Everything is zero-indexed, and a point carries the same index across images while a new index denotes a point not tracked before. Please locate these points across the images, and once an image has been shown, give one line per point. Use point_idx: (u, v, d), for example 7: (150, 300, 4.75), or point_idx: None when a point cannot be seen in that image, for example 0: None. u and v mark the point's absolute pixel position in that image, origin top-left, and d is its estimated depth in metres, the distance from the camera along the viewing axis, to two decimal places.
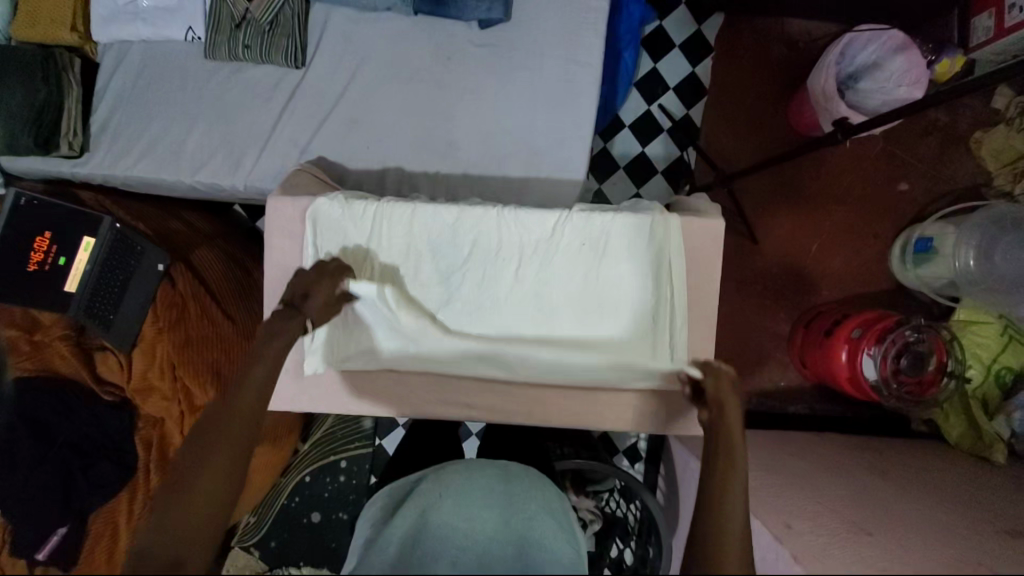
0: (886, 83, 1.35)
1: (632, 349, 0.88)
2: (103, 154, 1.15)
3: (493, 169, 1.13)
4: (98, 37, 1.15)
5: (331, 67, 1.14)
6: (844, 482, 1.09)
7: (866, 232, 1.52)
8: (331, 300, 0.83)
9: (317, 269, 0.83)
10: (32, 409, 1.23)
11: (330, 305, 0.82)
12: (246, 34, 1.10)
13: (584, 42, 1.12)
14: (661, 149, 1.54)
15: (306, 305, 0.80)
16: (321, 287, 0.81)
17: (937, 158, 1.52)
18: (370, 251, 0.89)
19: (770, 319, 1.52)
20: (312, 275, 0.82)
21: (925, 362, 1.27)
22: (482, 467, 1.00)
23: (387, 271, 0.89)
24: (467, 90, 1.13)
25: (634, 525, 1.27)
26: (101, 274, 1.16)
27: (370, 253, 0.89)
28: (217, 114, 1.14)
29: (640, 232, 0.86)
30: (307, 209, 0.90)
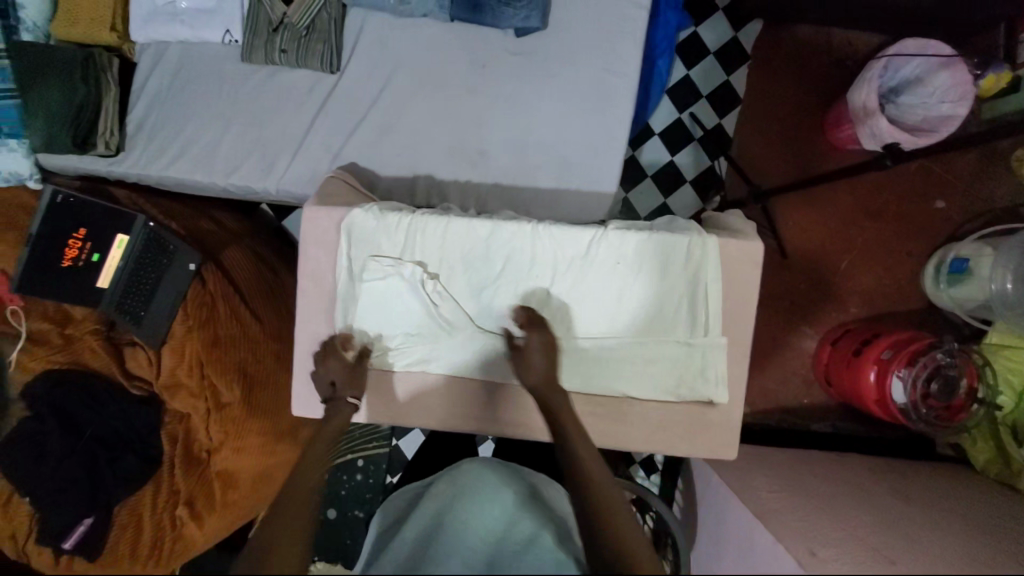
0: (929, 99, 1.32)
1: (668, 368, 0.87)
2: (139, 153, 1.17)
3: (525, 179, 1.12)
4: (136, 37, 1.16)
5: (365, 72, 1.14)
6: (869, 505, 1.06)
7: (898, 250, 1.49)
8: (349, 365, 0.90)
9: (328, 351, 0.90)
10: (61, 401, 1.25)
11: (354, 372, 0.89)
12: (283, 38, 1.11)
13: (621, 52, 1.11)
14: (691, 159, 1.52)
15: (338, 390, 0.88)
16: (333, 366, 0.89)
17: (974, 176, 1.48)
18: (402, 268, 0.88)
19: (794, 335, 1.50)
20: (321, 363, 0.90)
21: (957, 386, 1.22)
22: (487, 470, 0.97)
23: (421, 285, 0.88)
24: (500, 98, 1.12)
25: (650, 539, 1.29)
26: (134, 272, 1.19)
27: (401, 268, 0.88)
28: (252, 117, 1.15)
29: (677, 250, 0.85)
30: (339, 222, 0.91)
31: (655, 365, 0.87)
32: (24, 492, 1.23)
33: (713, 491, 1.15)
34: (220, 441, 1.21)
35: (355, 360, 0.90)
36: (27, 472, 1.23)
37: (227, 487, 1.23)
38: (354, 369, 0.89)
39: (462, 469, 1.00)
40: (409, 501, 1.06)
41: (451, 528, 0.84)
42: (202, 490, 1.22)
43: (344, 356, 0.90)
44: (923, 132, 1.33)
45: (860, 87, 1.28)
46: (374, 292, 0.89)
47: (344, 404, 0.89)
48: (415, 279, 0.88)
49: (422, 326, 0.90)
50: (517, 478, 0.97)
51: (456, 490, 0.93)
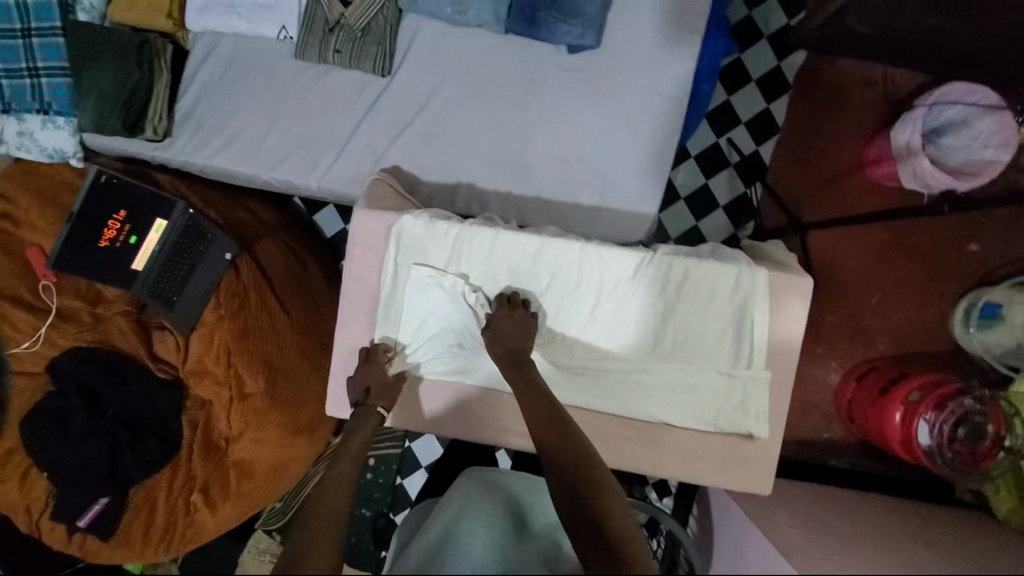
0: (972, 143, 1.31)
1: (707, 395, 0.90)
2: (184, 141, 1.18)
3: (566, 195, 1.12)
4: (191, 26, 1.17)
5: (415, 77, 1.14)
6: (890, 548, 1.05)
7: (929, 290, 1.48)
8: (386, 375, 0.94)
9: (369, 357, 0.94)
10: (88, 378, 1.26)
11: (389, 383, 0.93)
12: (337, 38, 1.12)
13: (672, 75, 1.10)
14: (726, 183, 1.52)
15: (371, 398, 0.92)
16: (372, 374, 0.93)
17: (1012, 221, 1.46)
18: (444, 278, 0.93)
19: (818, 368, 1.49)
20: (362, 368, 0.93)
21: (983, 433, 1.22)
22: (484, 484, 0.96)
23: (461, 299, 0.93)
24: (548, 113, 1.12)
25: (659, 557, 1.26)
26: (171, 256, 1.20)
27: (445, 279, 0.93)
28: (299, 114, 1.16)
29: (723, 280, 0.88)
30: (393, 229, 0.94)
31: (692, 392, 0.91)
32: (44, 467, 1.24)
33: (737, 523, 1.12)
34: (240, 431, 1.20)
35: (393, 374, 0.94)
36: (49, 447, 1.24)
37: (242, 477, 1.21)
38: (392, 382, 0.93)
39: (482, 491, 0.94)
40: (419, 517, 1.02)
41: (460, 551, 0.77)
42: (218, 479, 1.22)
43: (382, 365, 0.94)
44: (966, 175, 1.32)
45: (903, 126, 1.28)
46: (423, 302, 0.94)
47: (374, 413, 0.92)
48: (449, 286, 0.93)
49: (462, 334, 0.95)
50: (510, 490, 0.96)
51: (472, 516, 0.87)
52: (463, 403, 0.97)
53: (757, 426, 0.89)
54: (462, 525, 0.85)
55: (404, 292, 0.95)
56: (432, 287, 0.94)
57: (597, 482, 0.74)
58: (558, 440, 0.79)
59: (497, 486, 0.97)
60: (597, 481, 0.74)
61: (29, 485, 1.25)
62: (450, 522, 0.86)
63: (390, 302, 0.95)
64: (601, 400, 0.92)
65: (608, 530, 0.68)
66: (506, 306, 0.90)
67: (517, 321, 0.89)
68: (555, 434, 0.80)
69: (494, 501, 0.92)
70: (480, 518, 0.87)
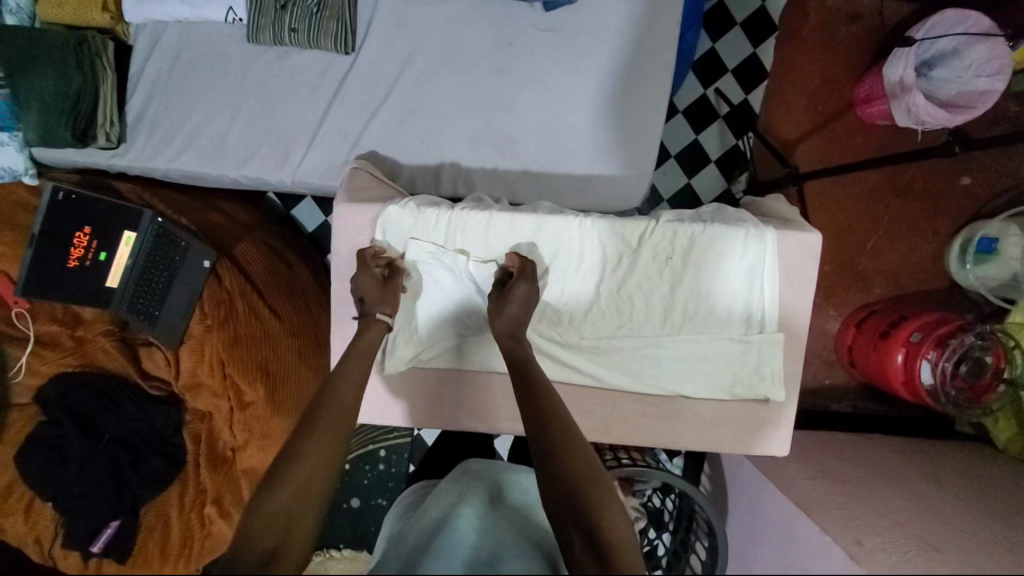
0: (964, 73, 1.26)
1: (722, 362, 0.89)
2: (141, 145, 1.11)
3: (556, 166, 1.07)
4: (132, 17, 1.08)
5: (382, 52, 1.07)
6: (903, 491, 1.08)
7: (924, 229, 1.47)
8: (381, 282, 0.87)
9: (361, 266, 0.88)
10: (78, 404, 1.22)
11: (386, 288, 0.87)
12: (293, 15, 1.04)
13: (655, 26, 1.04)
14: (716, 137, 1.47)
15: (366, 305, 0.86)
16: (364, 282, 0.87)
17: (1001, 152, 1.45)
18: (445, 255, 0.90)
19: (817, 317, 1.49)
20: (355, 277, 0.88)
21: (984, 368, 1.24)
22: (473, 474, 0.96)
23: (465, 281, 0.91)
24: (527, 79, 1.06)
25: (672, 515, 1.27)
26: (146, 270, 1.13)
27: (444, 254, 0.89)
28: (261, 103, 1.08)
29: (731, 243, 0.86)
30: (384, 222, 0.90)
31: (705, 363, 0.89)
32: (47, 498, 1.21)
33: (754, 480, 1.13)
34: (245, 440, 1.16)
35: (387, 281, 0.88)
36: (48, 479, 1.20)
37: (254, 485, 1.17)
38: (385, 290, 0.87)
39: (476, 479, 0.93)
40: (405, 506, 0.99)
41: (450, 540, 0.76)
42: (229, 489, 1.18)
43: (375, 271, 0.88)
44: (959, 107, 1.27)
45: (896, 62, 1.22)
46: (428, 277, 0.91)
47: (373, 320, 0.86)
48: (450, 262, 0.90)
49: (459, 317, 0.93)
50: (496, 477, 0.95)
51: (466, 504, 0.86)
52: (474, 387, 0.95)
53: (773, 390, 0.88)
54: (458, 513, 0.84)
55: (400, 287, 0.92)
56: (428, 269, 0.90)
57: (591, 478, 0.69)
58: (552, 418, 0.74)
59: (486, 474, 0.96)
60: (594, 482, 0.69)
61: (35, 516, 1.22)
62: (446, 514, 0.84)
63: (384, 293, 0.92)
64: (614, 378, 0.90)
65: (601, 536, 0.65)
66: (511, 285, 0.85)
67: (519, 298, 0.84)
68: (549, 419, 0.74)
69: (487, 491, 0.90)
70: (472, 508, 0.85)
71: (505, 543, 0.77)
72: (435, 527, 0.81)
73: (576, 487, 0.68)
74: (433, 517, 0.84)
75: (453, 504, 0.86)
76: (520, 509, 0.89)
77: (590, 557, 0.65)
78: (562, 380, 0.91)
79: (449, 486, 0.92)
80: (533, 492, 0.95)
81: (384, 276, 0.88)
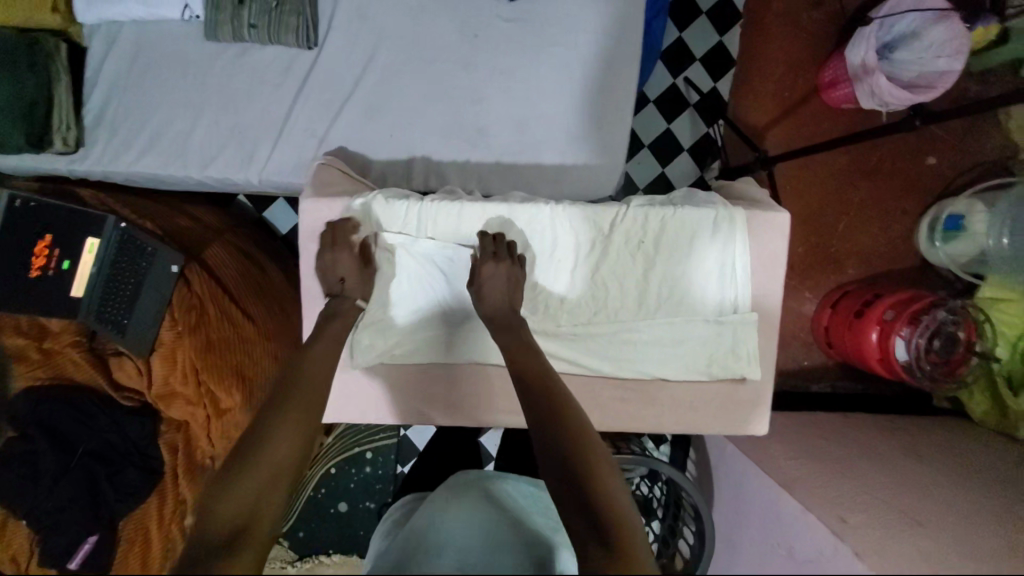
0: (924, 54, 1.28)
1: (700, 343, 0.89)
2: (101, 149, 1.07)
3: (528, 156, 1.07)
4: (85, 18, 1.05)
5: (346, 46, 1.06)
6: (882, 465, 1.09)
7: (895, 209, 1.50)
8: (360, 265, 0.87)
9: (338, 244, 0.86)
10: (47, 419, 1.16)
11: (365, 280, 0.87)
12: (251, 11, 1.02)
13: (620, 13, 1.05)
14: (688, 125, 1.48)
15: (346, 288, 0.86)
16: (343, 263, 0.86)
17: (964, 131, 1.49)
18: (416, 244, 0.88)
19: (793, 300, 1.51)
20: (333, 255, 0.86)
21: (956, 343, 1.27)
22: (474, 479, 0.96)
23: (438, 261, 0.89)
24: (494, 69, 1.06)
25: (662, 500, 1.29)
26: (112, 277, 1.10)
27: (416, 244, 0.88)
28: (224, 102, 1.06)
29: (704, 226, 0.86)
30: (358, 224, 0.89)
31: (682, 345, 0.89)
32: (21, 517, 1.16)
33: (737, 463, 1.15)
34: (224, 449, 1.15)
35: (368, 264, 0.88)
36: (22, 497, 1.15)
37: None
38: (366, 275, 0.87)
39: (471, 481, 0.95)
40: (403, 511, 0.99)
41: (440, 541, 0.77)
42: None
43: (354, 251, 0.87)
44: (921, 88, 1.30)
45: (857, 45, 1.25)
46: (399, 268, 0.90)
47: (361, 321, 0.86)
48: (423, 254, 0.89)
49: (433, 313, 0.92)
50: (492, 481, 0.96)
51: (461, 506, 0.87)
52: (454, 378, 0.94)
53: (749, 370, 0.89)
54: (451, 514, 0.84)
55: (378, 277, 0.90)
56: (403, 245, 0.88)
57: (586, 465, 0.66)
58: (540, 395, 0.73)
59: (487, 479, 0.97)
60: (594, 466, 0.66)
61: (9, 536, 1.18)
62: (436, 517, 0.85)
63: None
64: (591, 364, 0.90)
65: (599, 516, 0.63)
66: (481, 253, 0.84)
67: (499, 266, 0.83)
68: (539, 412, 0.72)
69: (483, 493, 0.91)
70: (465, 509, 0.86)
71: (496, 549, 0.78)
72: (427, 528, 0.82)
73: (580, 484, 0.65)
74: (426, 520, 0.85)
75: (448, 505, 0.87)
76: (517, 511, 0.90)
77: (593, 542, 0.62)
78: None
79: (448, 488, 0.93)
80: (529, 498, 0.96)
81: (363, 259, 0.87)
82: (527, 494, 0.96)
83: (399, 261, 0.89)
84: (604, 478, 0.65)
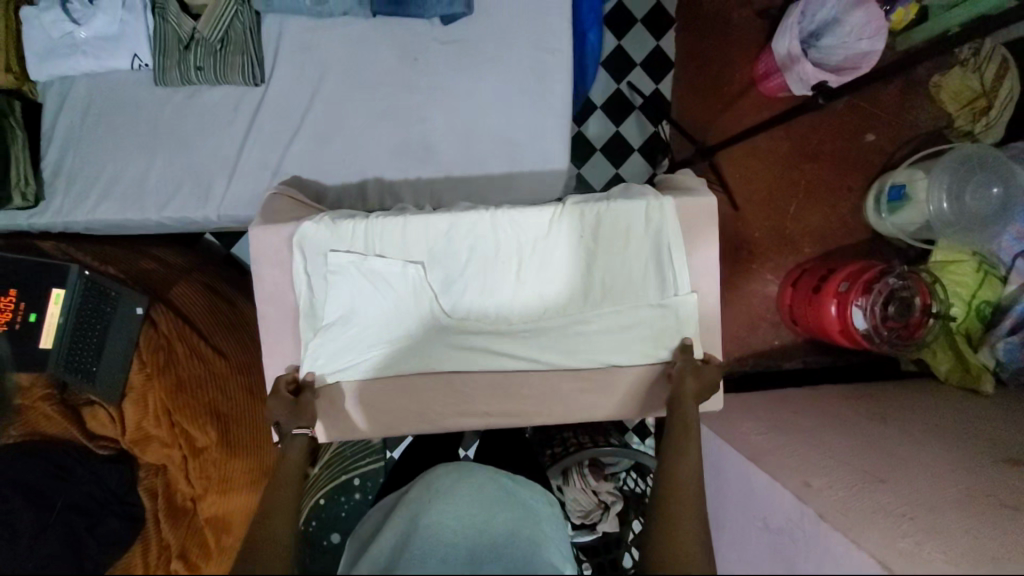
0: (847, 39, 1.36)
1: (647, 325, 0.92)
2: (60, 200, 1.10)
3: (476, 168, 1.11)
4: (37, 75, 1.08)
5: (292, 80, 1.10)
6: (846, 431, 1.12)
7: (841, 186, 1.56)
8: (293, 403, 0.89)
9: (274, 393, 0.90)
10: (26, 475, 1.15)
11: (298, 408, 0.89)
12: (196, 54, 1.06)
13: (552, 27, 1.11)
14: (636, 126, 1.54)
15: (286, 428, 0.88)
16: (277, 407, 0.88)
17: (898, 107, 1.56)
18: (365, 261, 0.91)
19: (757, 283, 1.56)
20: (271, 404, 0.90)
21: (911, 306, 1.32)
22: (462, 470, 0.97)
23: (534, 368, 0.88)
24: (435, 88, 1.11)
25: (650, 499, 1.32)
26: (79, 325, 1.10)
27: (365, 262, 0.91)
28: (178, 144, 1.10)
29: (639, 215, 0.90)
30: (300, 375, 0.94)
31: (631, 333, 0.93)
32: None
33: (710, 444, 1.17)
34: (205, 488, 1.15)
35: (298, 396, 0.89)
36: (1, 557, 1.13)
37: (222, 532, 1.14)
38: (297, 406, 0.88)
39: (456, 476, 0.95)
40: (387, 507, 0.99)
41: (422, 549, 0.79)
42: (196, 542, 1.14)
43: (285, 392, 0.90)
44: (848, 70, 1.37)
45: (781, 36, 1.32)
46: (347, 285, 0.91)
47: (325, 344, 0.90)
48: (372, 272, 0.91)
49: (389, 326, 0.93)
50: (477, 471, 0.97)
51: (441, 505, 0.87)
52: (420, 387, 0.94)
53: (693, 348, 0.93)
54: (431, 515, 0.85)
55: (330, 297, 0.91)
56: (354, 261, 0.91)
57: (673, 489, 0.77)
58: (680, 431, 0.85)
59: (475, 471, 0.97)
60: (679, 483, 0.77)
61: None
62: (413, 518, 0.86)
63: (317, 296, 0.93)
64: (541, 357, 0.93)
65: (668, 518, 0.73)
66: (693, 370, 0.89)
67: (701, 378, 0.89)
68: (674, 441, 0.84)
69: (467, 486, 0.92)
70: (447, 506, 0.87)
71: (482, 545, 0.82)
72: (408, 534, 0.83)
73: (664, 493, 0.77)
74: (406, 521, 0.86)
75: (427, 502, 0.88)
76: (502, 502, 0.92)
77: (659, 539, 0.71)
78: (495, 364, 0.94)
79: (430, 483, 0.93)
80: (517, 489, 0.97)
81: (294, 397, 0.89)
82: (515, 486, 0.97)
83: (348, 276, 0.91)
84: (685, 504, 0.74)
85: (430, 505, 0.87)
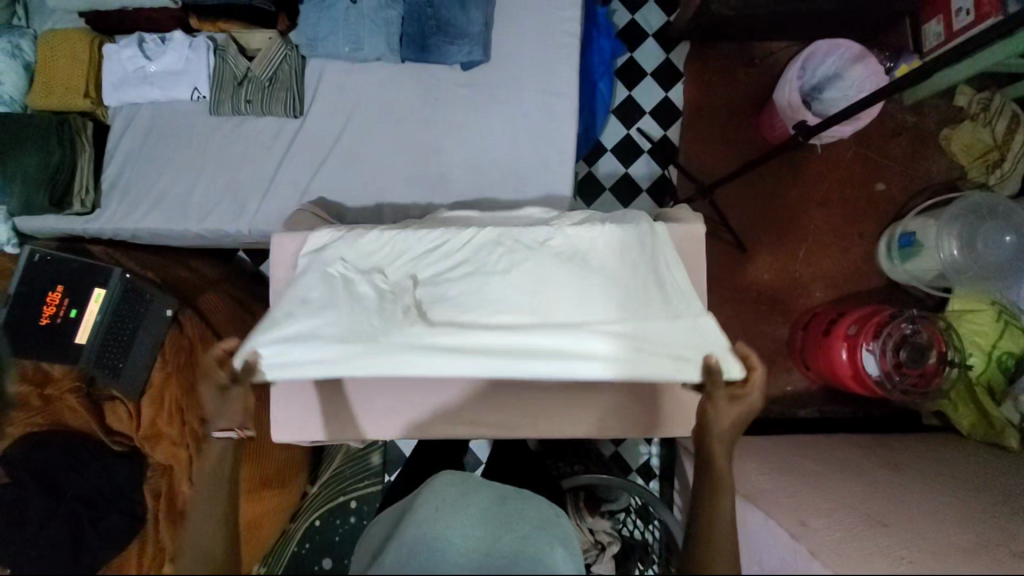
0: (847, 92, 1.42)
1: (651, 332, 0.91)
2: (114, 208, 1.24)
3: (484, 196, 1.20)
4: (109, 101, 1.25)
5: (327, 114, 1.24)
6: (856, 477, 1.07)
7: (851, 232, 1.57)
8: (224, 389, 0.86)
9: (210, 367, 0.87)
10: (42, 464, 1.18)
11: (226, 398, 0.86)
12: (247, 90, 1.21)
13: (560, 74, 1.22)
14: (644, 168, 1.61)
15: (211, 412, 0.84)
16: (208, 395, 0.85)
17: (908, 158, 1.59)
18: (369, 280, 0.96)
19: (768, 325, 1.54)
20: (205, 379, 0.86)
21: (926, 354, 1.27)
22: (474, 485, 0.93)
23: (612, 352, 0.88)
24: (453, 125, 1.22)
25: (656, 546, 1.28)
26: (110, 329, 1.18)
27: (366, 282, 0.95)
28: (222, 165, 1.23)
29: (629, 239, 0.95)
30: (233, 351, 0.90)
31: (641, 349, 0.88)
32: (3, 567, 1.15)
33: None
34: None
35: (238, 379, 0.87)
36: (6, 543, 1.15)
37: None
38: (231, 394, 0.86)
39: (466, 493, 0.91)
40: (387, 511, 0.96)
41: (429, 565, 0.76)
42: None
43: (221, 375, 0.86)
44: None
45: (783, 87, 1.40)
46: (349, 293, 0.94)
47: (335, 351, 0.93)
48: (355, 291, 0.95)
49: (353, 333, 0.90)
50: (488, 492, 0.92)
51: (451, 527, 0.84)
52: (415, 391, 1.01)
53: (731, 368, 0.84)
54: (441, 533, 0.82)
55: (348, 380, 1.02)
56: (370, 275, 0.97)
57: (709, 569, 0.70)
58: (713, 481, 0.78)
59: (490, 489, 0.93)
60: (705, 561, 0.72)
61: None
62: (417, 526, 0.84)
63: None
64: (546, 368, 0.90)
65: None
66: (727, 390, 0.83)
67: (741, 404, 0.82)
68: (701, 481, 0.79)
69: (476, 505, 0.88)
70: (456, 528, 0.84)
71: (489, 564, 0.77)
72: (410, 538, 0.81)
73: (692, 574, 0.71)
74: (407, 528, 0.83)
75: (433, 510, 0.86)
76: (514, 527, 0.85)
77: None
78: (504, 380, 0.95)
79: (434, 492, 0.90)
80: (533, 514, 0.89)
81: (224, 383, 0.87)
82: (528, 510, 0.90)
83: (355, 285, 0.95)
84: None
85: (437, 517, 0.85)
